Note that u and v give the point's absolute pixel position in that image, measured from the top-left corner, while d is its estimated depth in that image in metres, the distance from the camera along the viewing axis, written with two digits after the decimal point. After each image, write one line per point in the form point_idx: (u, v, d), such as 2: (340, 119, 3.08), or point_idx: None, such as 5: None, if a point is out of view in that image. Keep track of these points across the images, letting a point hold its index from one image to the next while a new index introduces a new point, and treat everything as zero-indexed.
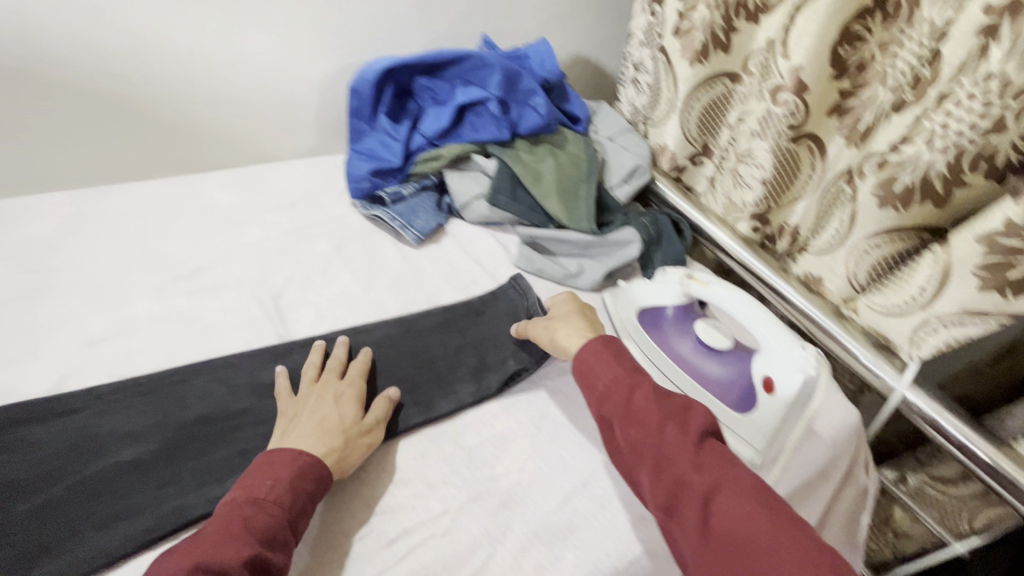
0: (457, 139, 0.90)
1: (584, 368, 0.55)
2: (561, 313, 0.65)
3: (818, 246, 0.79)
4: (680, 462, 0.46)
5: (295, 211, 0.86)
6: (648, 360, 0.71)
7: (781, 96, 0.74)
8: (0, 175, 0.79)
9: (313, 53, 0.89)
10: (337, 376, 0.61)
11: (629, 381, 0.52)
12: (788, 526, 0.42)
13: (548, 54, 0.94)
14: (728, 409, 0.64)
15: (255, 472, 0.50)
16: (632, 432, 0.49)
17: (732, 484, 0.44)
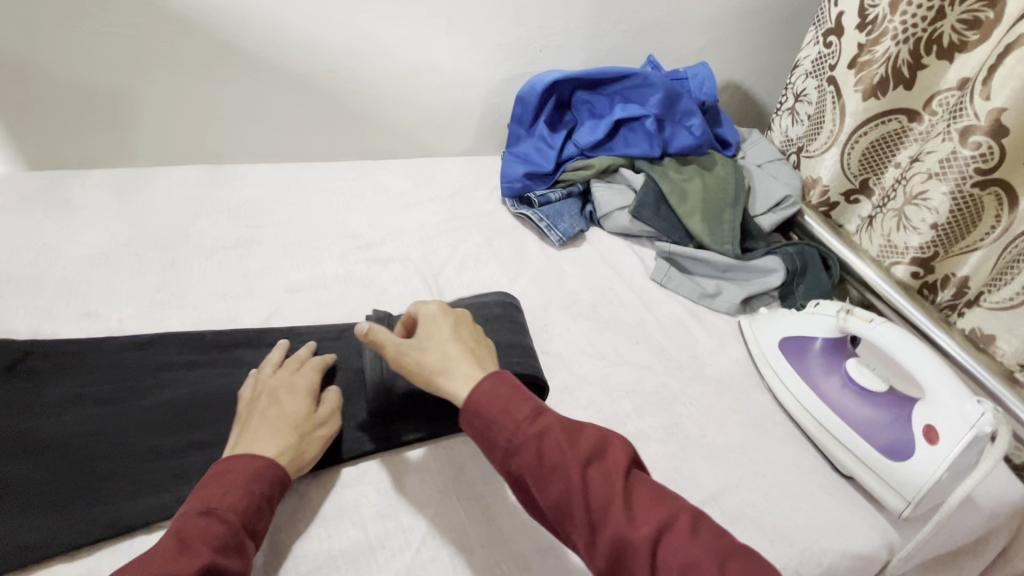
0: (608, 151, 0.95)
1: (484, 424, 0.47)
2: (434, 340, 0.52)
3: (995, 303, 0.75)
4: (611, 518, 0.41)
5: (452, 201, 0.95)
6: (786, 390, 0.68)
7: (972, 138, 0.71)
8: (227, 145, 0.96)
9: (488, 63, 0.98)
10: (289, 371, 0.58)
11: (536, 430, 0.45)
12: (738, 559, 0.40)
13: (709, 78, 0.96)
14: (880, 455, 0.60)
15: (206, 481, 0.47)
16: (552, 491, 0.44)
17: (672, 529, 0.41)
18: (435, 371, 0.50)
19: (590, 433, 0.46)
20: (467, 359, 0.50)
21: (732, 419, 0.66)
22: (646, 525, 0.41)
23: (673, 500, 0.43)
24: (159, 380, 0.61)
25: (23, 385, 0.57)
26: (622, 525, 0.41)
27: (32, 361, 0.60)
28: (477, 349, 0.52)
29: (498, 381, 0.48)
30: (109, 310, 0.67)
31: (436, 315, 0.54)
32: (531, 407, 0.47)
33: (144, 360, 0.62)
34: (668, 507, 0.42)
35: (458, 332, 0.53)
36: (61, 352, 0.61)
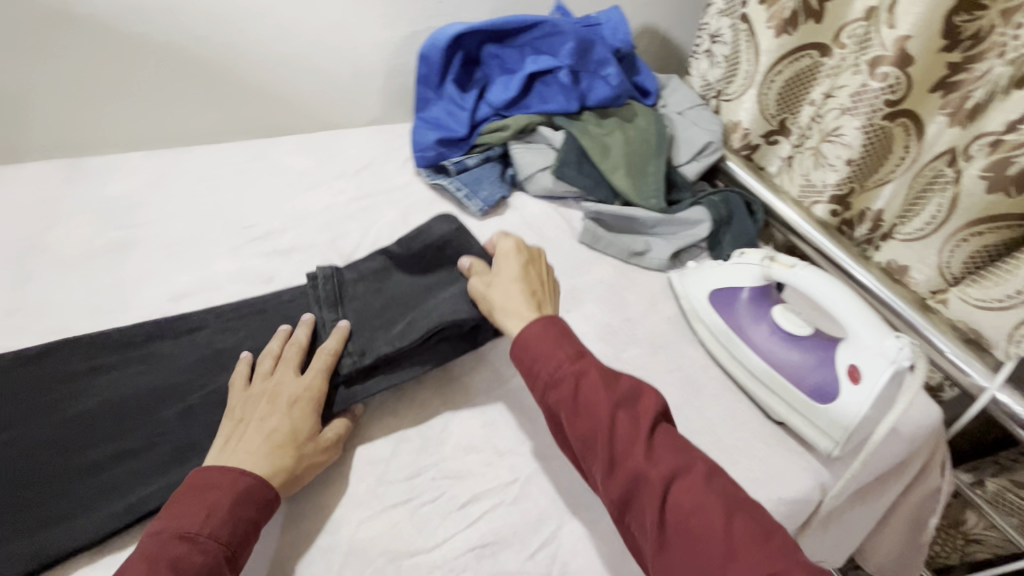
0: (525, 109, 0.88)
1: (529, 359, 0.52)
2: (501, 279, 0.58)
3: (906, 234, 0.74)
4: (633, 454, 0.46)
5: (361, 178, 0.87)
6: (718, 342, 0.68)
7: (879, 70, 0.70)
8: (90, 133, 0.83)
9: (384, 20, 0.89)
10: (294, 371, 0.55)
11: (576, 370, 0.50)
12: (739, 507, 0.44)
13: (621, 23, 0.90)
14: (808, 398, 0.61)
15: (185, 498, 0.45)
16: (581, 425, 0.48)
17: (685, 472, 0.45)
18: (494, 303, 0.57)
19: (625, 382, 0.51)
20: (527, 298, 0.57)
21: (666, 380, 0.65)
22: (662, 465, 0.45)
23: (690, 450, 0.47)
24: (63, 393, 0.55)
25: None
26: (643, 462, 0.45)
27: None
28: (537, 293, 0.58)
29: (550, 324, 0.53)
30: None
31: (509, 256, 0.61)
32: (573, 350, 0.52)
33: (36, 375, 0.55)
34: (685, 453, 0.47)
35: (524, 276, 0.59)
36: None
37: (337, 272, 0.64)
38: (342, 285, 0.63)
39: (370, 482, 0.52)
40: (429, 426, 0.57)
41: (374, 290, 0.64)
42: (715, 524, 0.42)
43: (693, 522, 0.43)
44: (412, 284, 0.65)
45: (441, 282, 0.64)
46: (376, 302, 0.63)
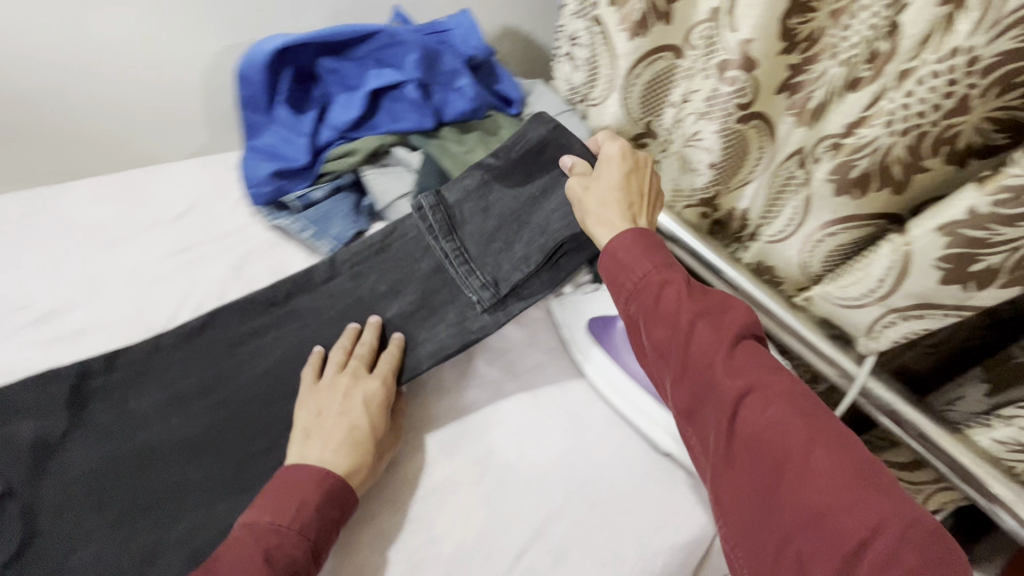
0: (374, 130, 0.78)
1: (611, 265, 0.56)
2: (601, 187, 0.61)
3: (770, 234, 0.74)
4: (711, 366, 0.48)
5: (183, 225, 0.72)
6: (602, 379, 0.63)
7: (728, 74, 0.67)
8: None
9: (190, 35, 0.75)
10: (365, 367, 0.60)
11: (660, 278, 0.53)
12: (821, 428, 0.45)
13: (472, 27, 0.83)
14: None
15: (277, 492, 0.50)
16: (660, 332, 0.52)
17: (761, 388, 0.47)
18: (586, 206, 0.61)
19: (717, 297, 0.53)
20: (626, 213, 0.59)
21: (551, 425, 0.60)
22: (739, 381, 0.47)
23: (776, 369, 0.49)
24: (238, 357, 0.62)
25: (99, 406, 0.58)
26: (718, 374, 0.48)
27: (92, 380, 0.58)
28: (635, 202, 0.61)
29: (635, 233, 0.56)
30: (89, 344, 0.61)
31: (613, 159, 0.63)
32: (666, 264, 0.54)
33: (116, 385, 0.59)
34: (765, 370, 0.48)
35: (625, 183, 0.61)
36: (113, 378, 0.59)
37: (440, 198, 0.69)
38: (448, 210, 0.68)
39: None
40: None
41: (482, 209, 0.69)
42: (791, 444, 0.45)
43: (764, 438, 0.46)
44: (516, 198, 0.69)
45: (543, 194, 0.69)
46: (489, 224, 0.68)
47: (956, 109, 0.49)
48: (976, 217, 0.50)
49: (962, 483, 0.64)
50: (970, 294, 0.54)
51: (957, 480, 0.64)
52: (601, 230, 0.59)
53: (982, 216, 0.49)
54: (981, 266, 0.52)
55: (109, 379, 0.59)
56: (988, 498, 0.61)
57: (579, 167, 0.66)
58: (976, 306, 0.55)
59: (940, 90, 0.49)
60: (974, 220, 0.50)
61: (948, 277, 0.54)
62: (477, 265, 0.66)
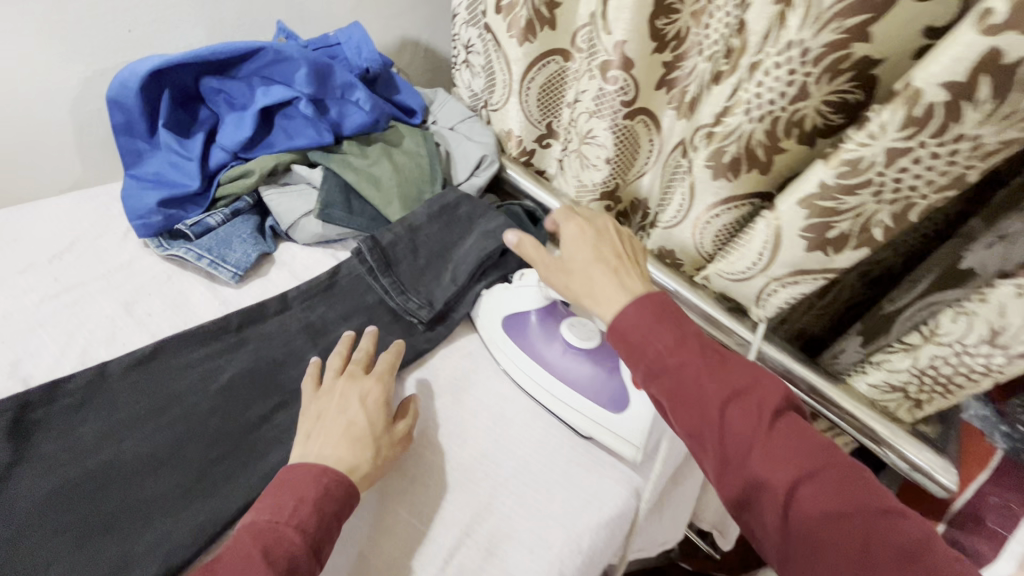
0: (269, 149, 0.76)
1: (625, 345, 0.54)
2: (579, 265, 0.61)
3: (666, 221, 0.78)
4: (750, 455, 0.47)
5: (61, 265, 0.67)
6: (517, 369, 0.66)
7: (610, 74, 0.71)
8: None
9: (48, 60, 0.69)
10: (364, 371, 0.59)
11: (678, 359, 0.51)
12: (877, 509, 0.44)
13: (364, 40, 0.82)
14: (604, 409, 0.62)
15: (278, 491, 0.48)
16: (688, 418, 0.50)
17: (811, 473, 0.46)
18: (573, 285, 0.61)
19: (742, 371, 0.51)
20: (615, 279, 0.59)
21: (473, 426, 0.61)
22: (786, 471, 0.46)
23: (821, 449, 0.47)
24: (194, 376, 0.58)
25: (48, 436, 0.50)
26: (763, 467, 0.46)
27: (37, 409, 0.51)
28: (620, 266, 0.60)
29: (645, 308, 0.54)
30: None
31: (577, 235, 0.63)
32: (678, 338, 0.52)
33: (63, 412, 0.52)
34: (809, 450, 0.47)
35: (601, 254, 0.61)
36: (48, 399, 0.52)
37: (373, 239, 0.70)
38: (383, 250, 0.70)
39: None
40: None
41: (412, 249, 0.72)
42: (848, 533, 0.43)
43: (821, 530, 0.44)
44: (439, 234, 0.74)
45: (461, 233, 0.75)
46: (419, 261, 0.72)
47: (799, 95, 0.55)
48: (826, 189, 0.55)
49: (849, 427, 0.71)
50: (832, 257, 0.60)
51: (845, 425, 0.72)
52: (601, 308, 0.57)
53: (830, 189, 0.55)
54: (835, 232, 0.58)
55: (55, 408, 0.52)
56: (882, 446, 0.69)
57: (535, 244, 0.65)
58: (839, 268, 0.61)
59: (783, 80, 0.54)
60: (824, 192, 0.55)
61: (812, 244, 0.60)
62: (412, 291, 0.70)
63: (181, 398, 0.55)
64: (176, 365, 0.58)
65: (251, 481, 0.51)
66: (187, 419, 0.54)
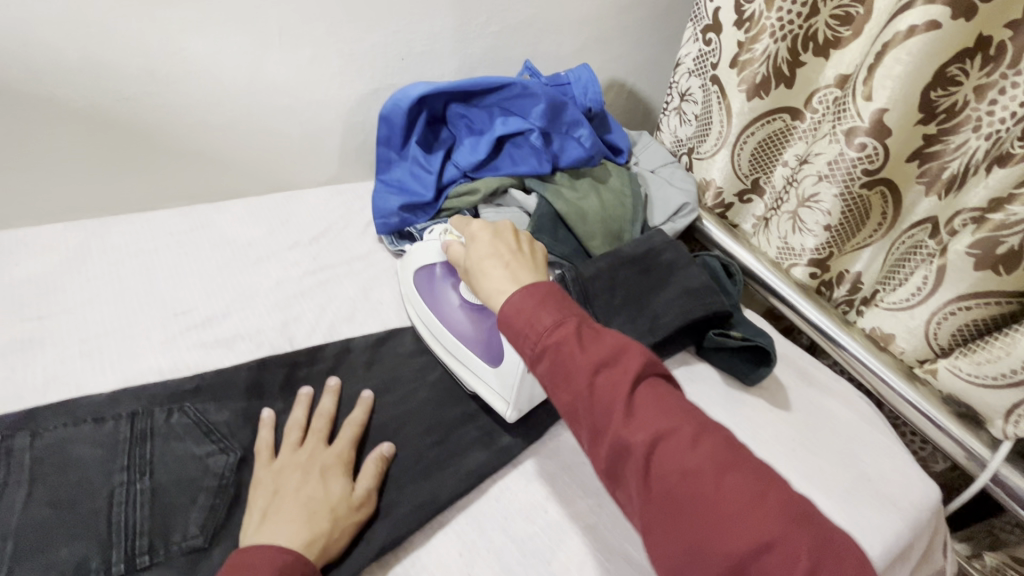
0: (494, 171, 0.83)
1: (511, 329, 0.47)
2: (473, 261, 0.55)
3: (890, 303, 0.73)
4: (611, 422, 0.41)
5: (317, 247, 0.78)
6: (423, 325, 0.66)
7: (856, 139, 0.68)
8: (19, 202, 0.74)
9: (341, 77, 0.83)
10: (323, 444, 0.53)
11: (556, 335, 0.44)
12: (736, 460, 0.40)
13: (592, 81, 0.88)
14: (481, 361, 0.61)
15: (226, 575, 0.42)
16: (564, 394, 0.44)
17: (676, 434, 0.40)
18: (475, 284, 0.54)
19: (612, 340, 0.45)
20: (506, 273, 0.51)
21: None
22: (653, 439, 0.40)
23: (686, 414, 0.42)
24: (415, 367, 0.64)
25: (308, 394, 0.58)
26: (627, 435, 0.41)
27: (301, 371, 0.60)
28: (513, 261, 0.52)
29: (527, 291, 0.47)
30: (249, 344, 0.64)
31: (478, 231, 0.57)
32: (557, 313, 0.46)
33: (319, 377, 0.60)
34: (676, 413, 0.42)
35: (495, 248, 0.54)
36: (312, 361, 0.61)
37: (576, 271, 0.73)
38: (583, 283, 0.72)
39: None
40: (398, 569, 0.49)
41: (611, 286, 0.74)
42: (706, 496, 0.38)
43: (681, 495, 0.39)
44: (638, 278, 0.75)
45: (659, 279, 0.76)
46: (615, 299, 0.73)
47: None
48: None
49: None
50: None
51: None
52: (493, 304, 0.50)
53: None
54: None
55: (315, 369, 0.61)
56: None
57: (460, 242, 0.60)
58: None
59: None
60: None
61: None
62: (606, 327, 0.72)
63: (402, 383, 0.62)
64: (400, 353, 0.65)
65: (458, 478, 0.55)
66: (409, 400, 0.61)
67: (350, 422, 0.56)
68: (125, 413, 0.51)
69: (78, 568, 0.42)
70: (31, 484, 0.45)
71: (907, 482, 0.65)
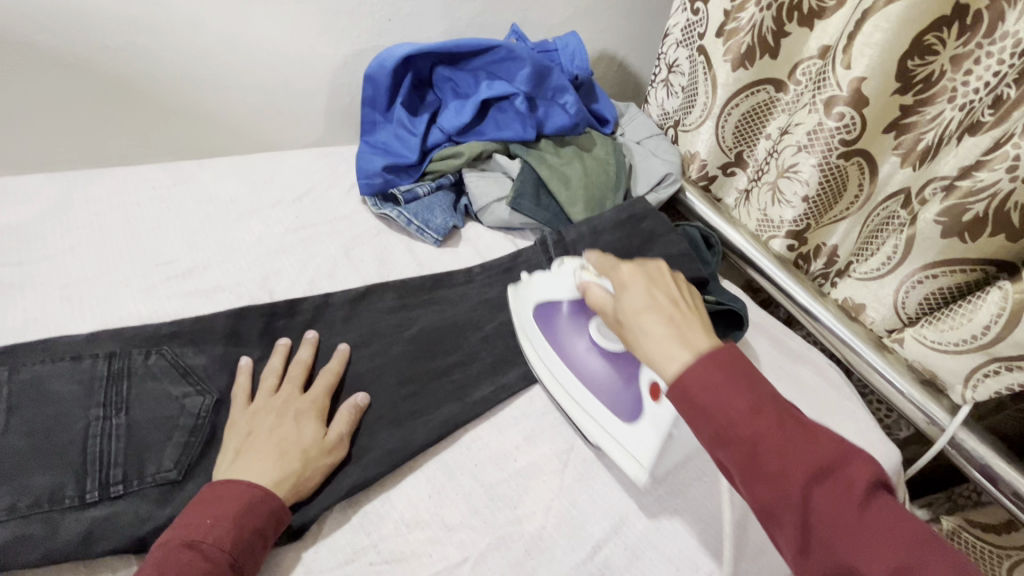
0: (479, 136, 0.83)
1: (688, 410, 0.42)
2: (628, 311, 0.50)
3: (862, 273, 0.74)
4: (838, 542, 0.38)
5: (301, 206, 0.78)
6: (541, 363, 0.63)
7: (835, 109, 0.68)
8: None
9: (327, 36, 0.82)
10: (297, 390, 0.54)
11: (757, 433, 0.40)
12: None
13: (580, 49, 0.88)
14: (616, 417, 0.58)
15: (196, 506, 0.44)
16: (763, 493, 0.40)
17: (916, 564, 0.36)
18: (633, 340, 0.49)
19: (825, 441, 0.40)
20: (673, 330, 0.46)
21: None
22: (883, 565, 0.36)
23: (917, 535, 0.37)
24: (393, 322, 0.65)
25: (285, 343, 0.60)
26: (850, 554, 0.37)
27: (279, 321, 0.61)
28: (677, 315, 0.48)
29: (714, 365, 0.43)
30: (229, 295, 0.65)
31: (626, 277, 0.52)
32: (755, 404, 0.41)
33: (296, 327, 0.61)
34: (917, 539, 0.37)
35: (653, 299, 0.49)
36: (291, 312, 0.62)
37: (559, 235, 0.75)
38: (565, 245, 0.75)
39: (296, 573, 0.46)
40: (368, 506, 0.51)
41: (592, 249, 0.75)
42: None
43: None
44: (619, 242, 0.76)
45: (640, 243, 0.77)
46: None
47: None
48: None
49: None
50: None
51: None
52: (664, 364, 0.45)
53: None
54: None
55: (293, 321, 0.61)
56: None
57: (601, 286, 0.56)
58: None
59: None
60: None
61: None
62: None
63: (379, 336, 0.63)
64: (378, 308, 0.66)
65: (430, 426, 0.56)
66: (385, 352, 0.62)
67: (327, 371, 0.57)
68: (103, 353, 0.52)
69: (52, 495, 0.43)
70: (8, 416, 0.46)
71: (869, 444, 0.67)
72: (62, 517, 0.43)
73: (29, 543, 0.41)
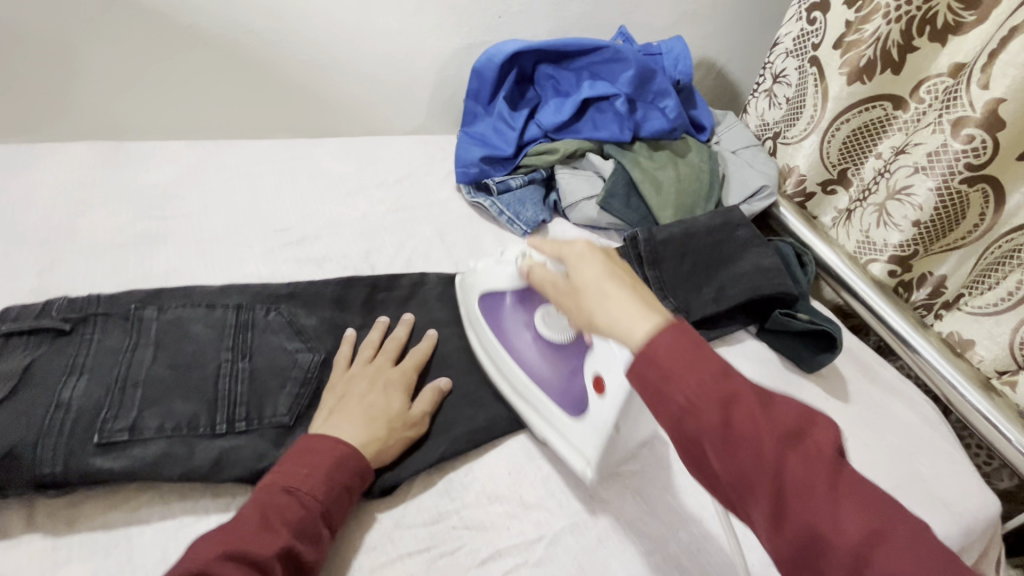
0: (575, 134, 0.85)
1: (655, 378, 0.37)
2: (587, 282, 0.43)
3: (977, 306, 0.71)
4: (809, 510, 0.32)
5: (400, 188, 0.83)
6: (486, 354, 0.61)
7: (964, 131, 0.64)
8: (146, 119, 0.83)
9: (441, 31, 0.86)
10: (388, 363, 0.57)
11: (725, 399, 0.35)
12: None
13: (684, 54, 0.87)
14: (562, 411, 0.55)
15: (292, 457, 0.47)
16: (736, 466, 0.34)
17: (894, 536, 0.31)
18: (588, 310, 0.43)
19: (790, 407, 0.36)
20: (631, 297, 0.41)
21: None
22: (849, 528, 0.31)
23: (887, 505, 0.33)
24: None
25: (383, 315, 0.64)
26: (821, 518, 0.32)
27: (380, 294, 0.65)
28: (638, 286, 0.43)
29: (676, 328, 0.38)
30: (336, 266, 0.70)
31: (583, 249, 0.45)
32: (719, 368, 0.36)
33: (395, 302, 0.65)
34: (884, 507, 0.32)
35: (613, 267, 0.44)
36: (391, 287, 0.66)
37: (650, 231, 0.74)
38: (654, 244, 0.74)
39: (385, 525, 0.50)
40: (451, 475, 0.54)
41: (681, 252, 0.74)
42: None
43: None
44: (711, 250, 0.75)
45: (730, 256, 0.75)
46: (686, 264, 0.74)
47: None
48: None
49: None
50: None
51: None
52: (626, 332, 0.39)
53: None
54: None
55: (392, 295, 0.65)
56: None
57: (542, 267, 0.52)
58: None
59: None
60: None
61: None
62: (671, 291, 0.73)
63: None
64: None
65: (512, 408, 0.58)
66: None
67: (416, 349, 0.59)
68: (232, 304, 0.58)
69: (190, 421, 0.49)
70: (156, 349, 0.52)
71: (966, 489, 0.63)
72: (198, 442, 0.48)
73: (170, 461, 0.47)
